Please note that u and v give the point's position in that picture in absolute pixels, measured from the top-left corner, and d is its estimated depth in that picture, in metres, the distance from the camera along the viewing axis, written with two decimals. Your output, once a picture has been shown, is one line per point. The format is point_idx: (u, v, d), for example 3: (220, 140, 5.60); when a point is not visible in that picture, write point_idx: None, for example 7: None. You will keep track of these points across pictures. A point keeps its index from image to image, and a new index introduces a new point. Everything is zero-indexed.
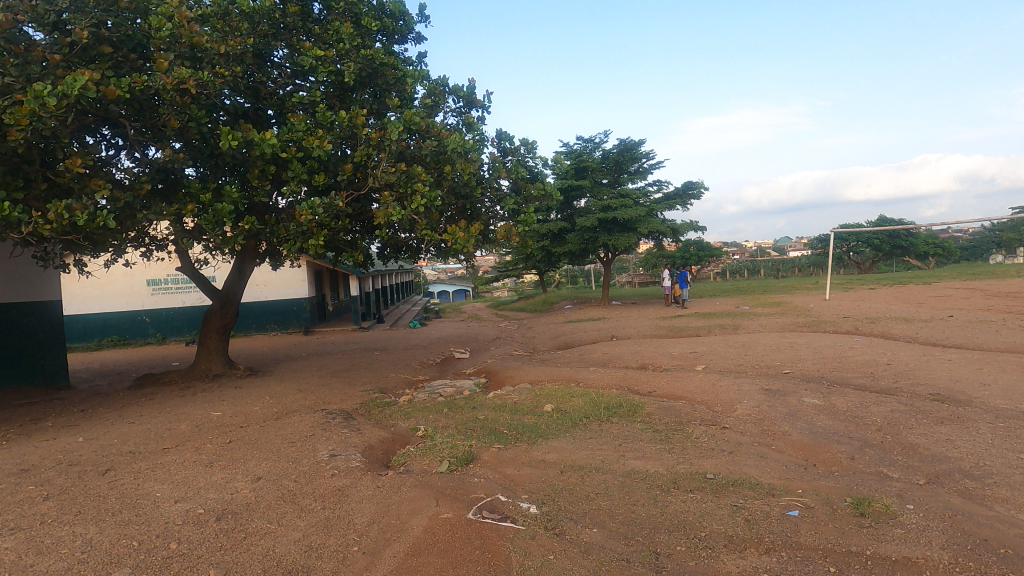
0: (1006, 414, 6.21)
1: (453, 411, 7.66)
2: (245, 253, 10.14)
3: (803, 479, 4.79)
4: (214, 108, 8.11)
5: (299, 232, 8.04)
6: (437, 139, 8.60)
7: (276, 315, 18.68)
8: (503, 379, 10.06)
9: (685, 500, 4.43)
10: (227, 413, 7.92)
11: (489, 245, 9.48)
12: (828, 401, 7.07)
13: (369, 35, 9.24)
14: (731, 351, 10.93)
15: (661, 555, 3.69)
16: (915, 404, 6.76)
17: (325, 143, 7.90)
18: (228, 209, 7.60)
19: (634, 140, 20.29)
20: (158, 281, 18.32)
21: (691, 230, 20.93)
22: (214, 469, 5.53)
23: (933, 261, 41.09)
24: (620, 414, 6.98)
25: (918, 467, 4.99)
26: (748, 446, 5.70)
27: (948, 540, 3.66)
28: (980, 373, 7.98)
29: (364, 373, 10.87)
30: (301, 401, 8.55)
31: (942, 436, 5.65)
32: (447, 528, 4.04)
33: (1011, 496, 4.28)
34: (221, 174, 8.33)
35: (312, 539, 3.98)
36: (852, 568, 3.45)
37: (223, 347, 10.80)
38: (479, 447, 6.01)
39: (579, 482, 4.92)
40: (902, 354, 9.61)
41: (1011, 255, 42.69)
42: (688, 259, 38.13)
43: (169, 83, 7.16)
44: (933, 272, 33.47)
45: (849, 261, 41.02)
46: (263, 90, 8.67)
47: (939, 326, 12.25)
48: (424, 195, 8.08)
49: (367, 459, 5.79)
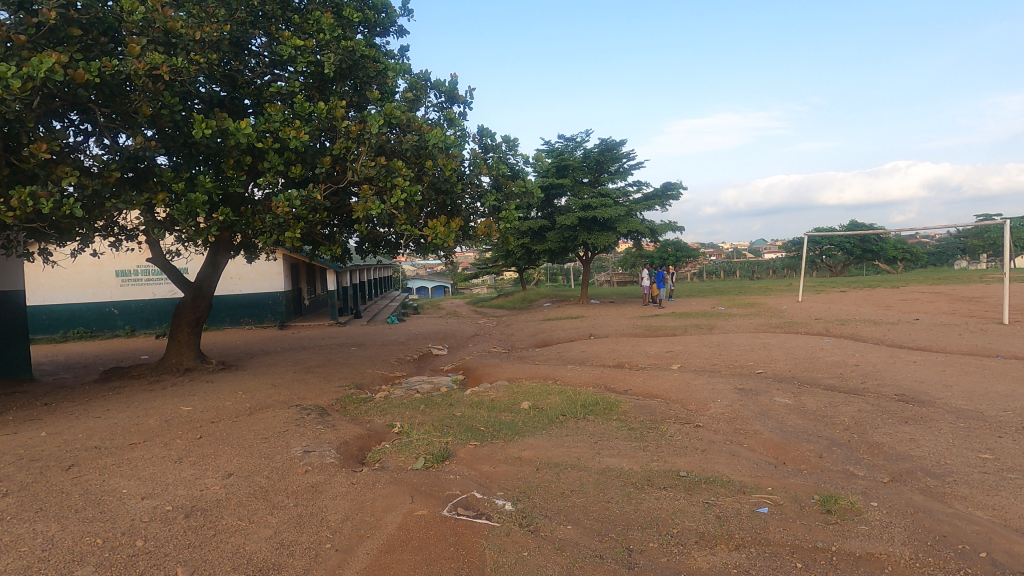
0: (968, 415, 6.42)
1: (429, 408, 7.64)
2: (219, 246, 9.92)
3: (773, 477, 4.88)
4: (189, 96, 7.94)
5: (275, 225, 7.88)
6: (417, 133, 8.49)
7: (250, 309, 18.36)
8: (480, 376, 10.05)
9: (658, 498, 4.49)
10: (198, 408, 7.76)
11: (468, 242, 9.43)
12: (798, 400, 7.23)
13: (350, 26, 9.07)
14: (706, 351, 11.09)
15: (634, 551, 3.73)
16: (882, 405, 6.96)
17: (302, 134, 7.78)
18: (202, 199, 7.40)
19: (615, 140, 20.41)
20: (128, 273, 17.87)
21: (670, 230, 21.13)
22: (184, 465, 5.40)
23: (902, 266, 42.22)
24: (597, 411, 7.03)
25: (883, 466, 5.13)
26: (720, 444, 5.79)
27: (910, 536, 3.78)
28: (943, 375, 8.23)
29: (340, 368, 10.76)
30: (275, 396, 8.42)
31: (906, 435, 5.82)
32: (421, 525, 4.02)
33: (969, 494, 4.43)
34: (195, 164, 8.14)
35: (284, 536, 3.92)
36: (819, 563, 3.54)
37: (195, 340, 10.59)
38: (456, 444, 6.00)
39: (555, 479, 4.95)
40: (870, 355, 9.85)
41: (975, 261, 44.22)
42: (665, 259, 38.74)
43: (141, 69, 6.95)
44: (901, 275, 34.53)
45: (821, 264, 42.10)
46: (240, 79, 8.50)
47: (905, 329, 12.64)
48: (404, 190, 8.00)
49: (343, 455, 5.73)
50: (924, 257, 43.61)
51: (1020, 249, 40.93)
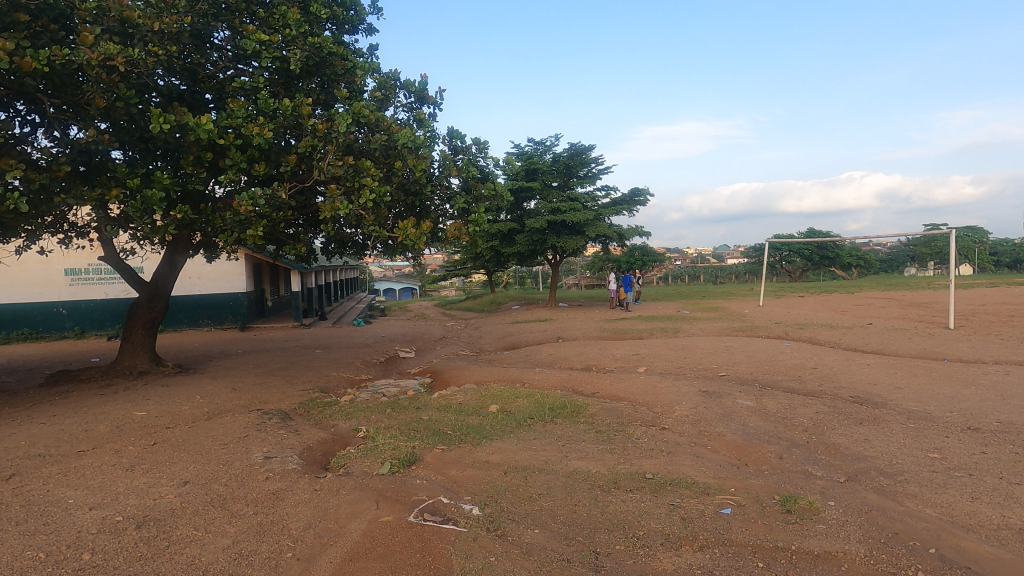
0: (917, 416, 6.71)
1: (396, 412, 7.53)
2: (177, 244, 9.57)
3: (736, 478, 4.98)
4: (147, 89, 7.65)
5: (236, 223, 7.62)
6: (386, 133, 8.39)
7: (209, 309, 17.77)
8: (448, 379, 9.93)
9: (625, 500, 4.53)
10: (152, 413, 7.44)
11: (438, 243, 9.34)
12: (759, 403, 7.42)
13: (318, 22, 8.87)
14: (671, 354, 11.28)
15: (600, 554, 3.75)
16: (838, 406, 7.20)
17: (266, 131, 7.58)
18: (159, 196, 7.11)
19: (584, 145, 20.63)
20: (78, 272, 17.09)
21: (637, 236, 21.44)
22: (136, 474, 5.16)
23: (856, 272, 43.88)
24: (564, 414, 7.06)
25: (840, 466, 5.30)
26: (685, 446, 5.89)
27: (865, 534, 3.91)
28: (895, 378, 8.59)
29: (304, 371, 10.50)
30: (235, 401, 8.14)
31: (861, 436, 6.04)
32: (387, 532, 3.94)
33: (919, 492, 4.61)
34: (152, 159, 7.85)
35: (243, 546, 3.79)
36: (779, 563, 3.61)
37: (150, 342, 10.15)
38: (423, 448, 5.91)
39: (522, 483, 4.94)
40: (826, 359, 10.17)
41: (922, 268, 46.45)
42: (632, 263, 39.50)
43: (94, 59, 6.66)
44: (855, 281, 35.95)
45: (782, 269, 43.38)
46: (201, 73, 8.24)
47: (859, 333, 13.11)
48: (372, 190, 7.87)
49: (305, 460, 5.59)
50: (876, 264, 45.52)
51: (963, 257, 43.14)
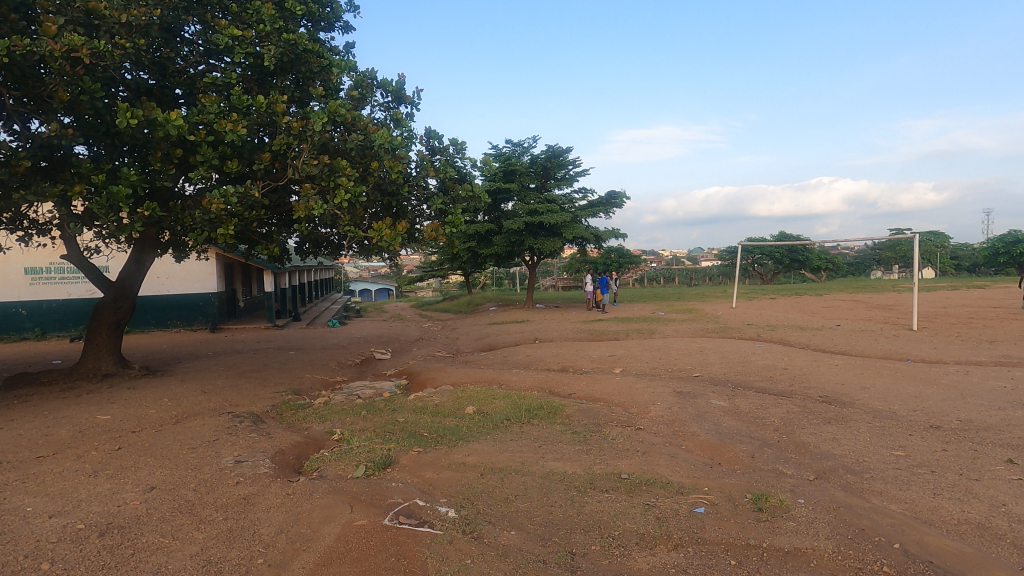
0: (883, 415, 6.90)
1: (371, 414, 7.44)
2: (144, 243, 9.31)
3: (709, 478, 5.05)
4: (113, 82, 7.43)
5: (206, 221, 7.41)
6: (363, 133, 8.31)
7: (179, 310, 17.33)
8: (425, 381, 9.86)
9: (601, 501, 4.56)
10: (117, 417, 7.21)
11: (415, 244, 9.27)
12: (732, 403, 7.55)
13: (293, 18, 8.72)
14: (646, 355, 11.41)
15: (576, 554, 3.76)
16: (808, 406, 7.38)
17: (239, 128, 7.43)
18: (126, 192, 6.89)
19: (562, 147, 20.77)
20: (39, 271, 16.48)
21: (613, 238, 21.62)
22: (100, 480, 4.99)
23: (825, 275, 45.02)
24: (541, 415, 7.08)
25: (809, 464, 5.43)
26: (660, 446, 5.95)
27: (833, 531, 4.01)
28: (861, 378, 8.82)
29: (277, 373, 10.29)
30: (205, 404, 7.94)
31: (829, 434, 6.19)
32: (361, 536, 3.88)
33: (884, 489, 4.74)
34: (118, 155, 7.62)
35: (212, 553, 3.70)
36: (750, 560, 3.67)
37: (115, 344, 9.83)
38: (398, 451, 5.84)
39: (498, 485, 4.93)
40: (796, 359, 10.40)
41: (888, 271, 47.96)
42: (608, 265, 39.91)
43: (57, 50, 6.43)
44: (824, 284, 36.86)
45: (754, 272, 44.24)
46: (171, 67, 8.03)
47: (828, 334, 13.43)
48: (348, 190, 7.78)
49: (277, 464, 5.48)
50: (844, 268, 46.76)
51: (926, 261, 44.66)
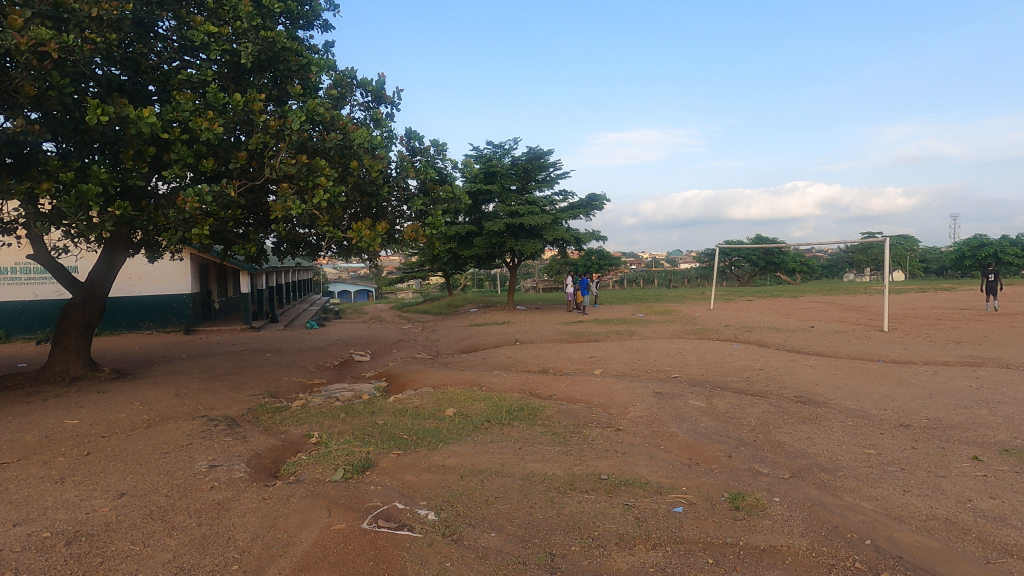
0: (855, 414, 7.07)
1: (350, 417, 7.35)
2: (115, 243, 9.08)
3: (687, 477, 5.11)
4: (83, 78, 7.24)
5: (180, 221, 7.25)
6: (342, 132, 8.23)
7: (151, 312, 16.93)
8: (404, 383, 9.79)
9: (581, 502, 4.57)
10: (86, 421, 7.01)
11: (394, 245, 9.19)
12: (710, 403, 7.64)
13: (271, 16, 8.58)
14: (626, 356, 11.50)
15: (556, 556, 3.77)
16: (783, 406, 7.51)
17: (215, 126, 7.28)
18: (96, 191, 6.70)
19: (543, 149, 20.83)
20: (4, 271, 15.96)
21: (594, 240, 21.75)
22: (67, 486, 4.85)
23: (800, 277, 45.94)
24: (521, 417, 7.08)
25: (784, 463, 5.53)
26: (639, 447, 6.00)
27: (807, 528, 4.08)
28: (834, 378, 9.02)
29: (253, 376, 10.11)
30: (178, 407, 7.76)
31: (804, 434, 6.31)
32: (339, 541, 3.83)
33: (856, 487, 4.85)
34: (88, 153, 7.43)
35: (184, 560, 3.62)
36: (727, 559, 3.72)
37: (84, 346, 9.56)
38: (377, 454, 5.78)
39: (479, 487, 4.91)
40: (772, 360, 10.57)
41: (860, 274, 49.19)
42: (589, 267, 40.15)
43: (24, 44, 6.23)
44: (799, 286, 37.55)
45: (731, 274, 44.92)
46: (144, 64, 7.86)
47: (803, 335, 13.69)
48: (326, 190, 7.68)
49: (253, 469, 5.39)
50: (818, 270, 47.79)
51: (896, 264, 45.90)
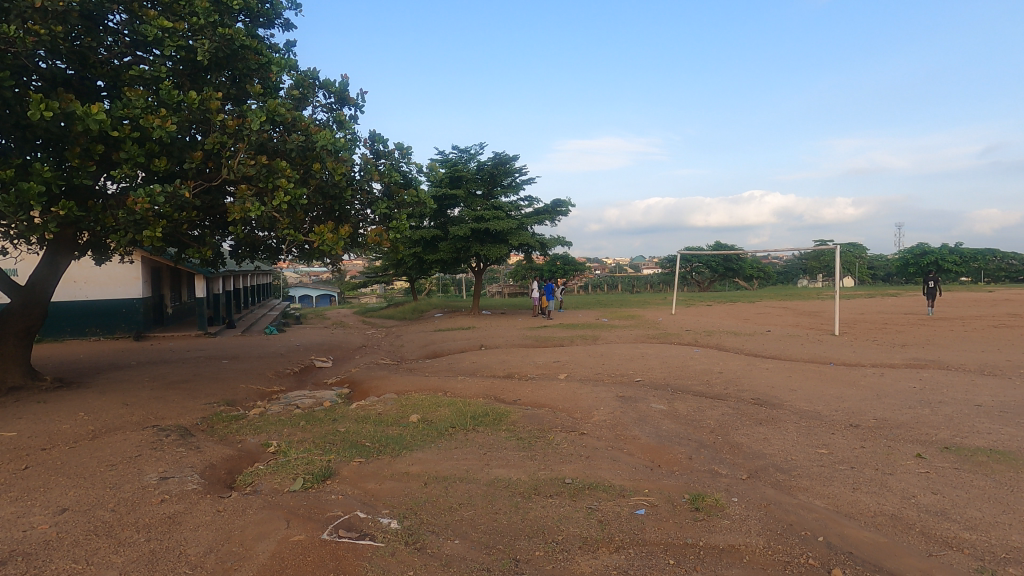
0: (809, 415, 7.32)
1: (310, 425, 7.17)
2: (59, 244, 8.63)
3: (649, 479, 5.19)
4: (25, 71, 6.89)
5: (130, 222, 6.94)
6: (304, 134, 8.07)
7: (98, 317, 16.15)
8: (367, 390, 9.61)
9: (545, 506, 4.58)
10: (25, 434, 6.61)
11: (358, 249, 9.04)
12: (671, 406, 7.78)
13: (229, 13, 8.36)
14: (590, 360, 11.61)
15: (520, 561, 3.76)
16: (741, 408, 7.72)
17: (168, 124, 7.02)
18: (38, 189, 6.34)
19: (509, 155, 20.88)
20: None
21: (559, 245, 21.92)
22: (2, 503, 4.55)
23: (757, 283, 47.40)
24: (486, 422, 7.05)
25: (742, 463, 5.68)
26: (602, 450, 6.06)
27: (764, 527, 4.20)
28: (789, 380, 9.33)
29: (208, 384, 9.74)
30: (126, 417, 7.41)
31: (760, 435, 6.49)
32: (298, 552, 3.72)
33: (810, 485, 5.02)
34: (30, 150, 7.06)
35: None
36: (687, 559, 3.79)
37: (24, 354, 9.03)
38: (338, 462, 5.66)
39: (443, 494, 4.86)
40: (731, 364, 10.86)
41: (813, 280, 51.11)
42: (554, 272, 40.38)
43: None
44: (756, 292, 38.77)
45: (692, 280, 45.99)
46: (93, 58, 7.52)
47: (760, 339, 14.12)
48: (287, 192, 7.49)
49: (207, 480, 5.19)
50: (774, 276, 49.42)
51: (846, 271, 47.94)
